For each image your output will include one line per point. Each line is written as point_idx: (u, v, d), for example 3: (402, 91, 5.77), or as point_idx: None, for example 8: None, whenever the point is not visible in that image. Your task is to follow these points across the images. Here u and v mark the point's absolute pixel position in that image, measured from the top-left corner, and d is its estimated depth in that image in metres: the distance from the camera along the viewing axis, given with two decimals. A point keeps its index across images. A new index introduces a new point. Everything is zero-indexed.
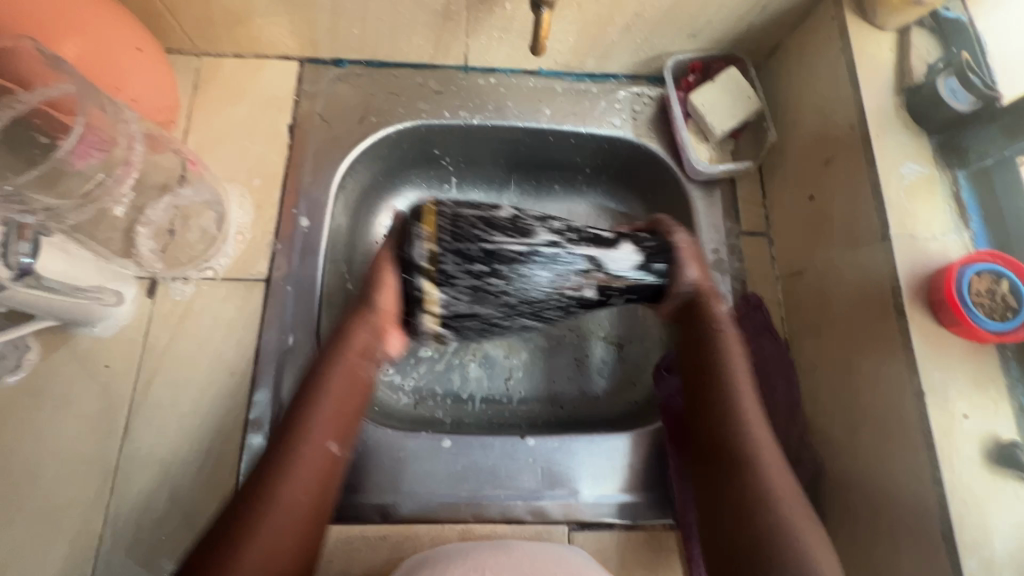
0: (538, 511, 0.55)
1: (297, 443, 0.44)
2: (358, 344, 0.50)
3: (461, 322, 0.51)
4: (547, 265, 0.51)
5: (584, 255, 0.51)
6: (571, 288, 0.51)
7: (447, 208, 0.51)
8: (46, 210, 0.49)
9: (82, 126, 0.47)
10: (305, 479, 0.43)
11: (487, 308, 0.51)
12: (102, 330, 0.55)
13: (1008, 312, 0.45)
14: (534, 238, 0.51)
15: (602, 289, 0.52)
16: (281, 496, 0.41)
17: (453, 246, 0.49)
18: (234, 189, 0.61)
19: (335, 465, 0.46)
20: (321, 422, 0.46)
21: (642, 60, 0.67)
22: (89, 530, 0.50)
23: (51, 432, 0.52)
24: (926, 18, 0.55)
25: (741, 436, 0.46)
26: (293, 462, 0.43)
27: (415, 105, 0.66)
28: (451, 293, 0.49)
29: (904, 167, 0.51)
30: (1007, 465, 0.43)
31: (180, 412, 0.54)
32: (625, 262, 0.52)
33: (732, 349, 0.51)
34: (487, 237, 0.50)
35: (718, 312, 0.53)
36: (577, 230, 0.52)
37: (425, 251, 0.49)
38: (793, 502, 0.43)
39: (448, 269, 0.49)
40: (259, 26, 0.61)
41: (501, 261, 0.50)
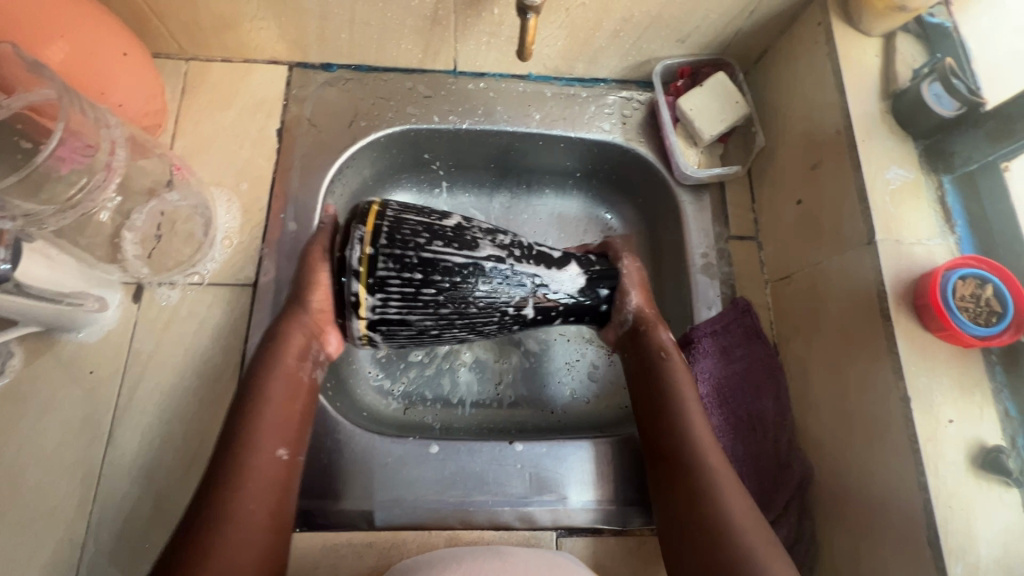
0: (526, 517, 0.55)
1: (247, 453, 0.44)
2: (295, 347, 0.49)
3: (390, 330, 0.50)
4: (490, 282, 0.50)
5: (527, 274, 0.51)
6: (510, 304, 0.51)
7: (390, 212, 0.50)
8: (27, 215, 0.47)
9: (60, 129, 0.46)
10: (262, 489, 0.43)
11: (419, 318, 0.49)
12: (87, 335, 0.55)
13: (992, 317, 0.45)
14: (477, 252, 0.50)
15: (543, 309, 0.52)
16: (237, 509, 0.41)
17: (390, 253, 0.47)
18: (221, 194, 0.61)
19: (289, 470, 0.46)
20: (269, 432, 0.45)
21: (631, 65, 0.67)
22: (71, 538, 0.50)
23: (34, 438, 0.52)
24: (911, 23, 0.55)
25: (688, 445, 0.48)
26: (246, 472, 0.43)
27: (404, 109, 0.66)
28: (382, 300, 0.48)
29: (889, 172, 0.51)
30: (993, 470, 0.43)
31: (165, 418, 0.54)
32: (569, 283, 0.53)
33: (675, 360, 0.53)
34: (427, 246, 0.49)
35: (662, 339, 0.54)
36: (523, 247, 0.52)
37: (360, 255, 0.47)
38: (738, 505, 0.44)
39: (382, 275, 0.47)
40: (248, 31, 0.61)
41: (437, 271, 0.49)
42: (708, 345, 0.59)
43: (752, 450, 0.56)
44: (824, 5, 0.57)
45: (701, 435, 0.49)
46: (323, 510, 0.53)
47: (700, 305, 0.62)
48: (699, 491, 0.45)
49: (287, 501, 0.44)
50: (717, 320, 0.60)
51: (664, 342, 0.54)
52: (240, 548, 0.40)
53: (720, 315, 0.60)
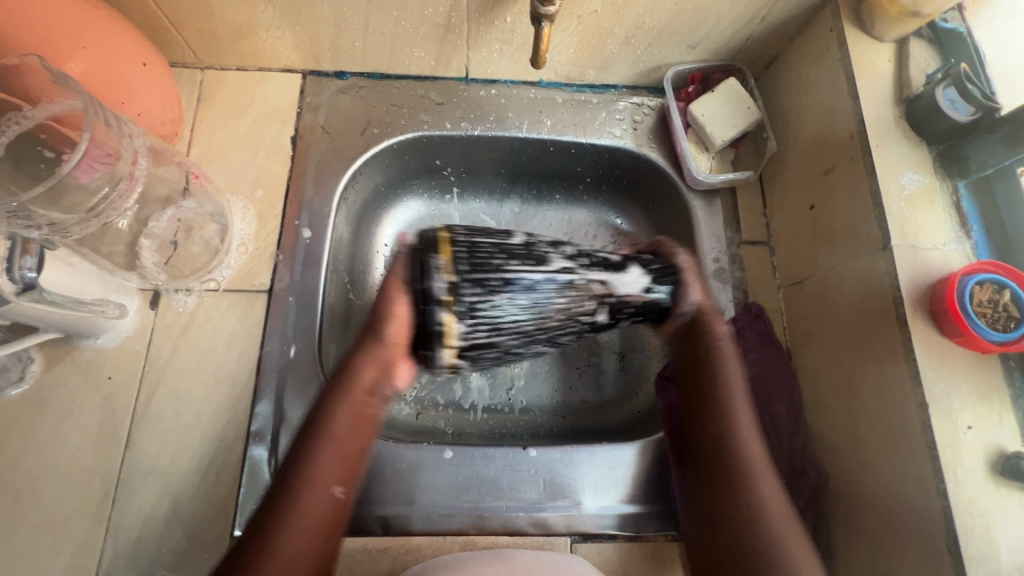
0: (540, 522, 0.55)
1: (296, 497, 0.40)
2: (366, 382, 0.44)
3: (478, 352, 0.47)
4: (566, 294, 0.48)
5: (597, 281, 0.49)
6: (584, 314, 0.49)
7: (461, 236, 0.47)
8: (52, 224, 0.47)
9: (87, 141, 0.47)
10: (308, 530, 0.39)
11: (508, 337, 0.47)
12: (105, 341, 0.56)
13: (1010, 322, 0.45)
14: (550, 267, 0.48)
15: (612, 312, 0.50)
16: (288, 554, 0.38)
17: (473, 277, 0.45)
18: (237, 201, 0.62)
19: (342, 509, 0.42)
20: (321, 466, 0.41)
21: (642, 71, 0.67)
22: (90, 543, 0.50)
23: (53, 444, 0.53)
24: (924, 28, 0.55)
25: (748, 475, 0.43)
26: (292, 513, 0.39)
27: (416, 116, 0.66)
28: (473, 325, 0.45)
29: (904, 177, 0.51)
30: (1012, 476, 0.43)
31: (182, 424, 0.54)
32: (636, 286, 0.49)
33: (733, 375, 0.49)
34: (507, 266, 0.47)
35: (719, 331, 0.51)
36: (588, 254, 0.50)
37: (446, 283, 0.44)
38: (789, 535, 0.40)
39: (470, 301, 0.44)
40: (263, 40, 0.62)
41: (519, 289, 0.46)
42: None
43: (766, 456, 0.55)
44: (837, 11, 0.57)
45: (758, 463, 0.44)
46: None
47: None
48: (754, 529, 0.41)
49: (330, 546, 0.40)
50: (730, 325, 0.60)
51: (720, 356, 0.49)
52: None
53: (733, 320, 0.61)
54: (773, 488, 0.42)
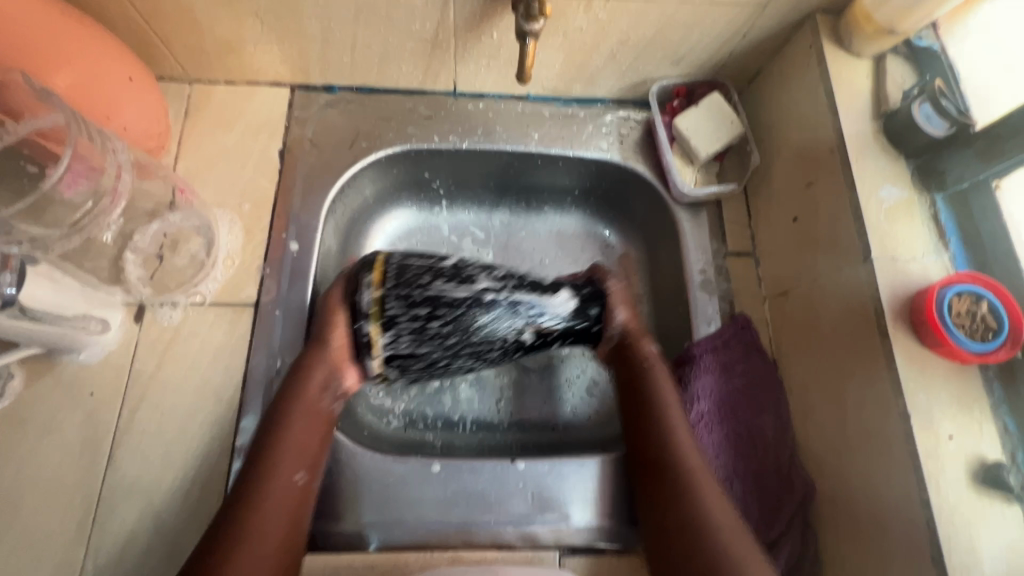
0: (528, 536, 0.55)
1: (266, 474, 0.45)
2: (317, 380, 0.50)
3: (402, 363, 0.53)
4: (491, 311, 0.53)
5: (523, 303, 0.54)
6: (511, 332, 0.54)
7: (395, 259, 0.54)
8: (32, 239, 0.48)
9: (70, 155, 0.47)
10: (278, 509, 0.45)
11: (428, 350, 0.52)
12: (88, 357, 0.55)
13: (988, 333, 0.46)
14: (475, 285, 0.54)
15: (541, 333, 0.55)
16: (258, 525, 0.43)
17: (399, 292, 0.52)
18: (224, 214, 0.62)
19: (304, 494, 0.47)
20: (288, 455, 0.47)
21: (628, 85, 0.68)
22: (68, 563, 0.49)
23: (34, 460, 0.52)
24: (900, 46, 0.57)
25: (679, 460, 0.48)
26: (265, 493, 0.45)
27: (404, 129, 0.67)
28: (393, 337, 0.52)
29: (883, 191, 0.52)
30: (994, 485, 0.43)
31: (165, 440, 0.54)
32: (561, 308, 0.55)
33: (662, 378, 0.54)
34: (432, 284, 0.53)
35: (646, 350, 0.55)
36: (517, 277, 0.56)
37: (371, 298, 0.51)
38: (720, 511, 0.45)
39: (393, 313, 0.51)
40: (251, 55, 0.62)
41: (442, 307, 0.52)
42: (709, 362, 0.59)
43: (754, 466, 0.56)
44: (816, 28, 0.58)
45: (687, 450, 0.49)
46: (324, 532, 0.53)
47: (700, 321, 0.62)
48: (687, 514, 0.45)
49: (301, 523, 0.46)
50: (717, 335, 0.61)
51: (654, 365, 0.54)
52: (256, 565, 0.42)
53: (720, 331, 0.61)
54: (704, 471, 0.48)
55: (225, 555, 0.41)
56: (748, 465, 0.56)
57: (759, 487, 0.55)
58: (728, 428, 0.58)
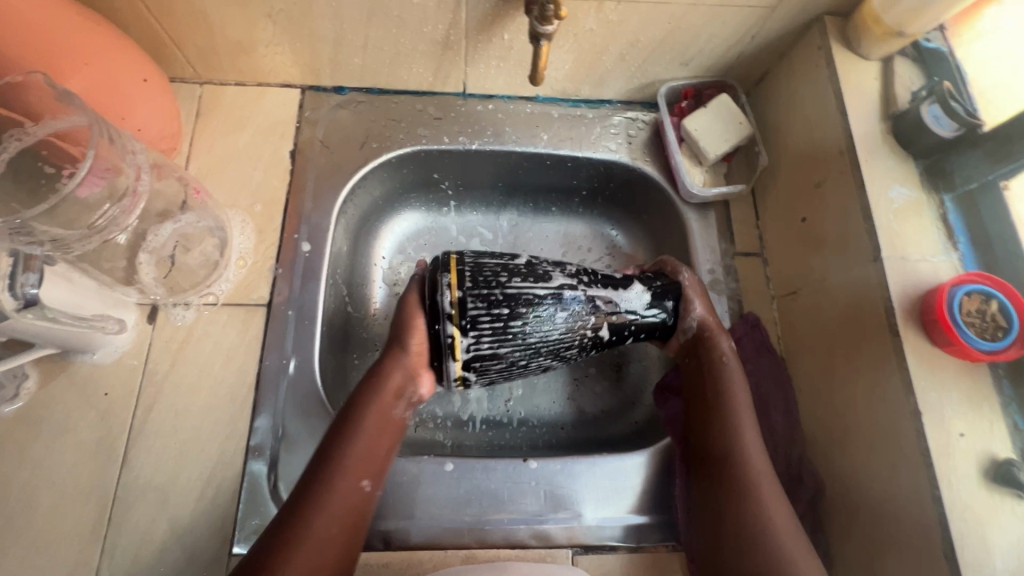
0: (542, 534, 0.55)
1: (334, 476, 0.46)
2: (393, 384, 0.51)
3: (484, 365, 0.51)
4: (567, 307, 0.52)
5: (599, 297, 0.53)
6: (589, 328, 0.53)
7: (468, 258, 0.52)
8: (53, 241, 0.47)
9: (92, 157, 0.47)
10: (338, 516, 0.45)
11: (508, 350, 0.51)
12: (102, 356, 0.55)
13: (998, 332, 0.46)
14: (552, 283, 0.52)
15: (618, 328, 0.54)
16: (318, 530, 0.44)
17: (477, 293, 0.50)
18: (236, 215, 0.62)
19: (367, 501, 0.47)
20: (356, 459, 0.47)
21: (636, 86, 0.69)
22: (84, 563, 0.49)
23: (49, 460, 0.52)
24: (908, 48, 0.58)
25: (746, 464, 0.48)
26: (326, 495, 0.45)
27: (415, 130, 0.67)
28: (475, 338, 0.50)
29: (892, 191, 0.53)
30: (1004, 482, 0.44)
31: (180, 440, 0.54)
32: (636, 301, 0.54)
33: (736, 380, 0.53)
34: (509, 283, 0.51)
35: (721, 346, 0.55)
36: (590, 273, 0.55)
37: (450, 299, 0.49)
38: (780, 520, 0.45)
39: (473, 314, 0.49)
40: (262, 56, 0.62)
41: (521, 304, 0.50)
42: None
43: None
44: (824, 30, 0.58)
45: (754, 453, 0.49)
46: None
47: None
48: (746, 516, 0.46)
49: (360, 528, 0.46)
50: None
51: (727, 365, 0.54)
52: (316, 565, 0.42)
53: (730, 330, 0.62)
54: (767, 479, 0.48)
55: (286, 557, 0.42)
56: None
57: None
58: None
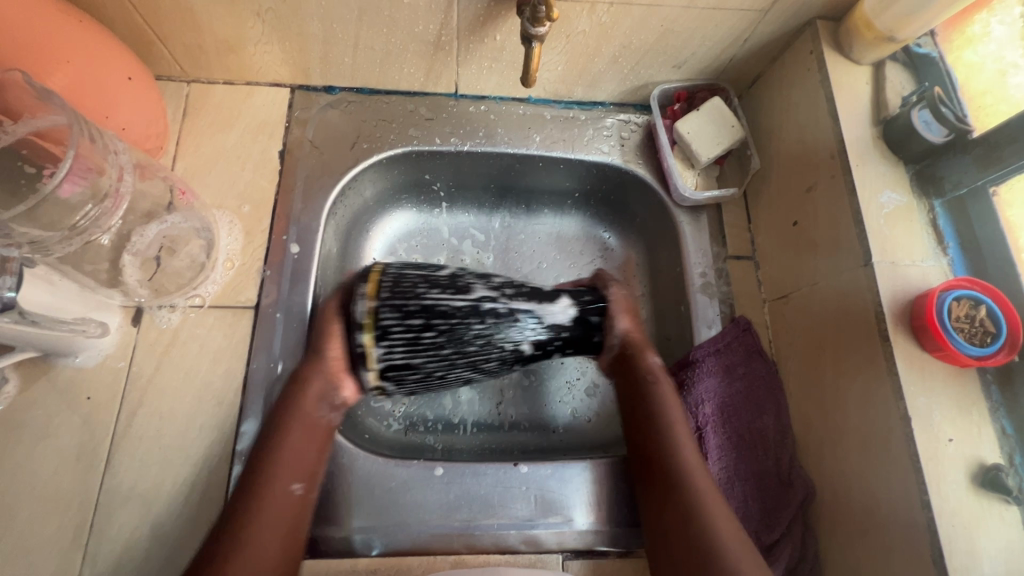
0: (531, 539, 0.55)
1: (262, 484, 0.45)
2: (313, 392, 0.49)
3: (399, 375, 0.50)
4: (488, 320, 0.51)
5: (520, 311, 0.51)
6: (511, 343, 0.51)
7: (392, 269, 0.52)
8: (32, 244, 0.45)
9: (71, 157, 0.46)
10: (274, 523, 0.44)
11: (423, 361, 0.50)
12: (85, 360, 0.54)
13: (987, 337, 0.46)
14: (471, 294, 0.51)
15: (539, 343, 0.52)
16: (251, 540, 0.43)
17: (393, 303, 0.49)
18: (223, 216, 0.61)
19: (302, 506, 0.47)
20: (283, 466, 0.46)
21: (629, 88, 0.68)
22: (65, 571, 0.48)
23: (29, 465, 0.51)
24: (899, 53, 0.58)
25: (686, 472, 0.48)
26: (256, 503, 0.44)
27: (406, 131, 0.66)
28: (387, 348, 0.49)
29: (883, 196, 0.53)
30: (991, 487, 0.44)
31: (165, 445, 0.53)
32: (562, 315, 0.52)
33: (665, 387, 0.53)
34: (426, 293, 0.50)
35: (651, 363, 0.54)
36: (514, 285, 0.53)
37: (366, 309, 0.48)
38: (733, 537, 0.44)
39: (387, 324, 0.48)
40: (251, 55, 0.61)
41: (436, 317, 0.50)
42: (711, 365, 0.59)
43: (756, 469, 0.56)
44: (816, 34, 0.58)
45: (691, 459, 0.49)
46: (326, 536, 0.53)
47: (701, 324, 0.63)
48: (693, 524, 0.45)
49: (297, 538, 0.46)
50: (718, 339, 0.61)
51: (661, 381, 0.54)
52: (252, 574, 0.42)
53: (722, 333, 0.61)
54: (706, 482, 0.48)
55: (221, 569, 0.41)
56: (750, 467, 0.56)
57: (760, 489, 0.55)
58: (728, 432, 0.58)
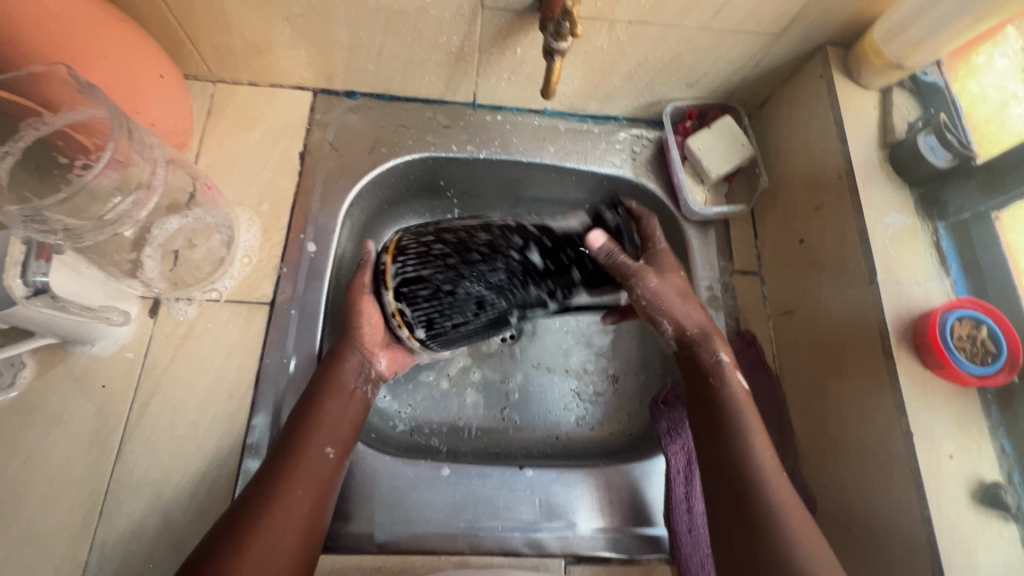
0: (535, 543, 0.55)
1: (299, 452, 0.47)
2: (351, 363, 0.52)
3: (411, 291, 0.48)
4: (494, 229, 0.49)
5: (530, 222, 0.50)
6: (513, 246, 0.48)
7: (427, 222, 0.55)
8: (66, 231, 0.46)
9: (110, 150, 0.46)
10: (306, 488, 0.46)
11: (432, 272, 0.47)
12: (101, 349, 0.55)
13: (988, 356, 0.48)
14: (488, 219, 0.51)
15: (550, 249, 0.48)
16: (284, 505, 0.44)
17: (416, 231, 0.50)
18: (244, 213, 0.62)
19: (334, 473, 0.48)
20: (319, 434, 0.48)
21: (642, 105, 0.70)
22: (73, 556, 0.49)
23: (43, 449, 0.52)
24: (906, 80, 0.60)
25: (746, 453, 0.47)
26: (293, 469, 0.46)
27: (424, 138, 0.68)
28: (400, 263, 0.48)
29: (888, 217, 0.55)
30: (991, 504, 0.45)
31: (177, 435, 0.54)
32: (574, 222, 0.50)
33: (734, 384, 0.50)
34: (448, 222, 0.51)
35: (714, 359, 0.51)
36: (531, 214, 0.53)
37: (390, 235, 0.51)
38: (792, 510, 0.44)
39: (406, 245, 0.49)
40: (277, 58, 0.63)
41: (451, 233, 0.49)
42: None
43: None
44: (826, 59, 0.60)
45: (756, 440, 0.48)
46: (332, 533, 0.53)
47: None
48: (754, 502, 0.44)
49: (326, 501, 0.47)
50: None
51: (716, 367, 0.51)
52: (281, 540, 0.43)
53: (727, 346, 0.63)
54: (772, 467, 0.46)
55: (254, 530, 0.42)
56: None
57: None
58: None
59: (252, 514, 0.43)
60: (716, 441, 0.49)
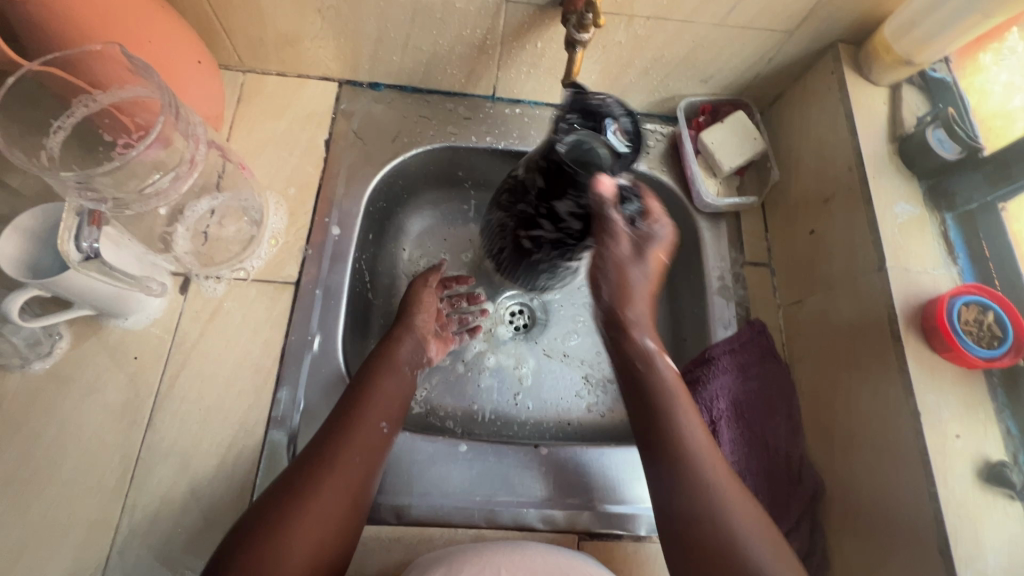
0: (549, 518, 0.56)
1: (356, 418, 0.50)
2: (405, 349, 0.58)
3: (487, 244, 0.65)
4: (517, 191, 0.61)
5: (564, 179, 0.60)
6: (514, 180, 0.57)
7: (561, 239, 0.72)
8: (115, 200, 0.49)
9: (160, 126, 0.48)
10: (360, 453, 0.48)
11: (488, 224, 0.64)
12: (133, 322, 0.57)
13: (994, 340, 0.49)
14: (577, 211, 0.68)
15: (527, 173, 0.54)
16: (342, 464, 0.47)
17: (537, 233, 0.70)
18: (271, 197, 0.65)
19: (385, 443, 0.51)
20: (373, 406, 0.51)
21: (657, 100, 0.72)
22: (105, 519, 0.51)
23: (77, 417, 0.54)
24: (915, 77, 0.62)
25: (683, 439, 0.48)
26: (352, 431, 0.49)
27: (444, 128, 0.70)
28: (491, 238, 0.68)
29: (897, 208, 0.56)
30: (996, 482, 0.46)
31: (204, 406, 0.56)
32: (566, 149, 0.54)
33: (664, 370, 0.53)
34: None
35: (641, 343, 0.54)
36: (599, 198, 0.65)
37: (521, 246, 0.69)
38: (741, 507, 0.44)
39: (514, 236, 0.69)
40: (306, 49, 0.65)
41: None
42: (726, 363, 0.62)
43: (765, 465, 0.58)
44: (838, 57, 0.62)
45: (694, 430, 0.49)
46: None
47: (717, 323, 0.65)
48: (698, 496, 0.45)
49: (377, 468, 0.49)
50: (734, 338, 0.64)
51: (644, 350, 0.54)
52: (336, 495, 0.45)
53: (737, 334, 0.64)
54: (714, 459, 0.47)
55: (313, 484, 0.45)
56: (760, 463, 0.58)
57: (770, 484, 0.57)
58: (727, 431, 0.59)
59: (311, 468, 0.46)
60: (653, 428, 0.49)
